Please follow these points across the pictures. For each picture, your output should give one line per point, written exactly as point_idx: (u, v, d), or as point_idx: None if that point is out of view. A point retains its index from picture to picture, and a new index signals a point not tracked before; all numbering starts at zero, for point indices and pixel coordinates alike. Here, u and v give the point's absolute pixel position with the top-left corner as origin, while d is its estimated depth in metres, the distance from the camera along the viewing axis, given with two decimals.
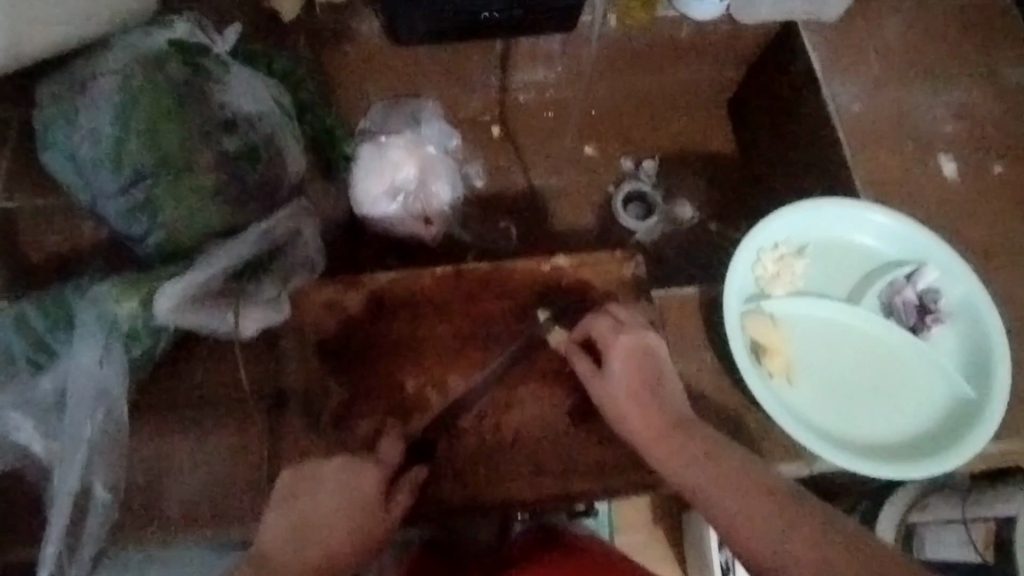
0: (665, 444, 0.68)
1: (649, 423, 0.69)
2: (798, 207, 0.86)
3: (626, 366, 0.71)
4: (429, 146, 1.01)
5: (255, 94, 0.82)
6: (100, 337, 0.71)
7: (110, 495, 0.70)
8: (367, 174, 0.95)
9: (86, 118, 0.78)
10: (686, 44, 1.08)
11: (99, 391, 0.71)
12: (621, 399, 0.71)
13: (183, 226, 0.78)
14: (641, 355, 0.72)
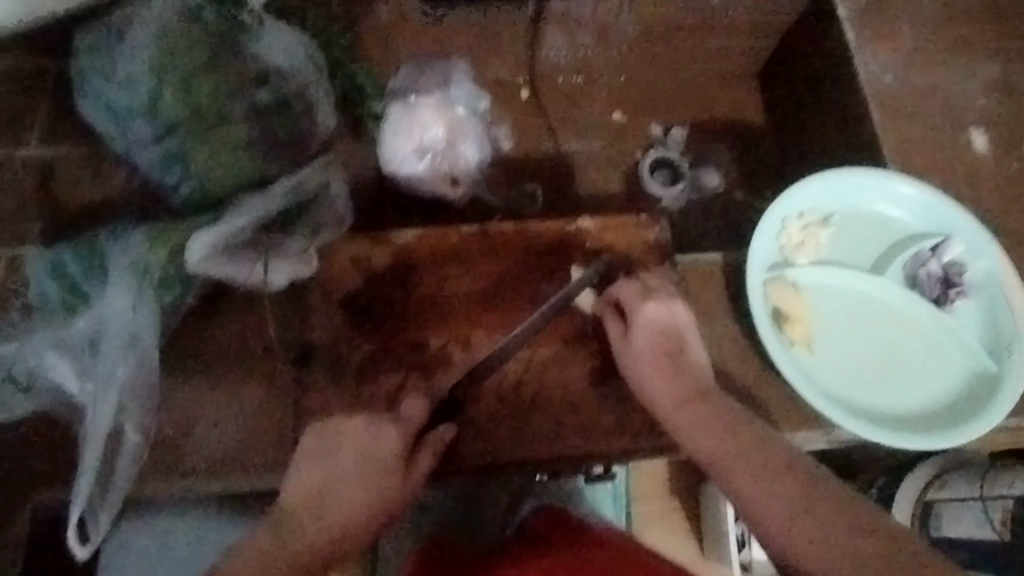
0: (686, 410, 0.67)
1: (672, 387, 0.69)
2: (825, 176, 0.86)
3: (654, 332, 0.71)
4: (457, 107, 1.01)
5: (287, 48, 0.83)
6: (132, 284, 0.72)
7: (140, 437, 0.71)
8: (395, 132, 0.96)
9: (122, 65, 0.78)
10: (718, 11, 1.07)
11: (130, 336, 0.71)
12: (647, 366, 0.70)
13: (215, 177, 0.79)
14: (669, 323, 0.72)
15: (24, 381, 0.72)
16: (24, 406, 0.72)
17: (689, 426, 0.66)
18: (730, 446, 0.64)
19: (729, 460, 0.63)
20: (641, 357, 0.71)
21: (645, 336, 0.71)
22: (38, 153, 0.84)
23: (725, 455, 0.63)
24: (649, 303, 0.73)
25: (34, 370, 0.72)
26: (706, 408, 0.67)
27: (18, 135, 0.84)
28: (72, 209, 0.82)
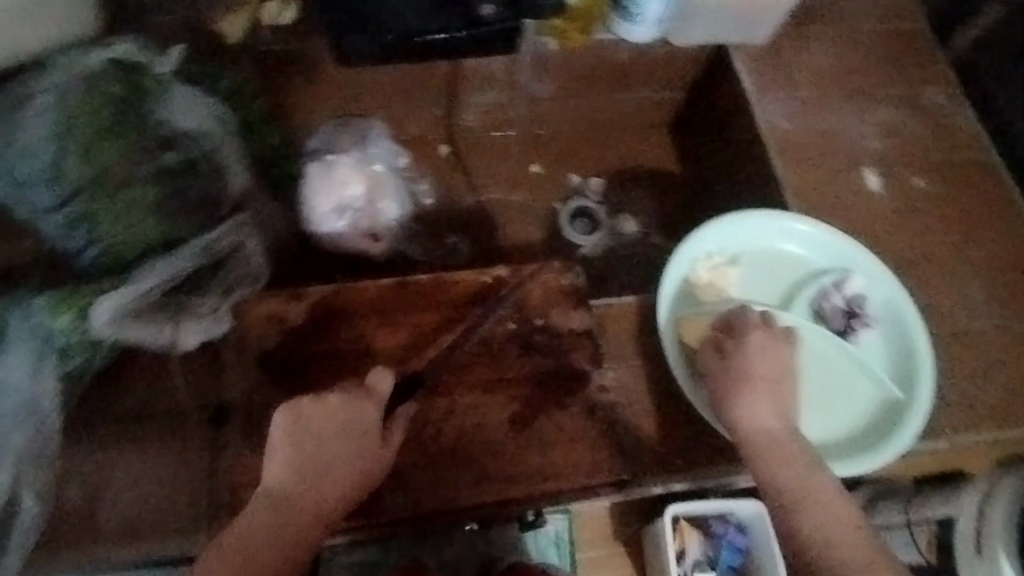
0: (786, 459, 0.68)
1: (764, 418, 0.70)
2: (728, 219, 0.90)
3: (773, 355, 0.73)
4: (376, 164, 1.02)
5: (193, 109, 0.82)
6: (33, 349, 0.72)
7: (38, 506, 0.70)
8: (315, 191, 0.97)
9: (23, 134, 0.77)
10: (623, 65, 1.12)
11: (31, 403, 0.72)
12: (747, 387, 0.72)
13: (120, 241, 0.77)
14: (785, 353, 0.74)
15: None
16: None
17: (768, 460, 0.68)
18: (798, 483, 0.66)
19: (798, 495, 0.66)
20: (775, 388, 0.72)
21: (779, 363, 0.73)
22: None
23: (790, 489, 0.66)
24: (764, 334, 0.75)
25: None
26: (780, 450, 0.69)
27: None
28: None
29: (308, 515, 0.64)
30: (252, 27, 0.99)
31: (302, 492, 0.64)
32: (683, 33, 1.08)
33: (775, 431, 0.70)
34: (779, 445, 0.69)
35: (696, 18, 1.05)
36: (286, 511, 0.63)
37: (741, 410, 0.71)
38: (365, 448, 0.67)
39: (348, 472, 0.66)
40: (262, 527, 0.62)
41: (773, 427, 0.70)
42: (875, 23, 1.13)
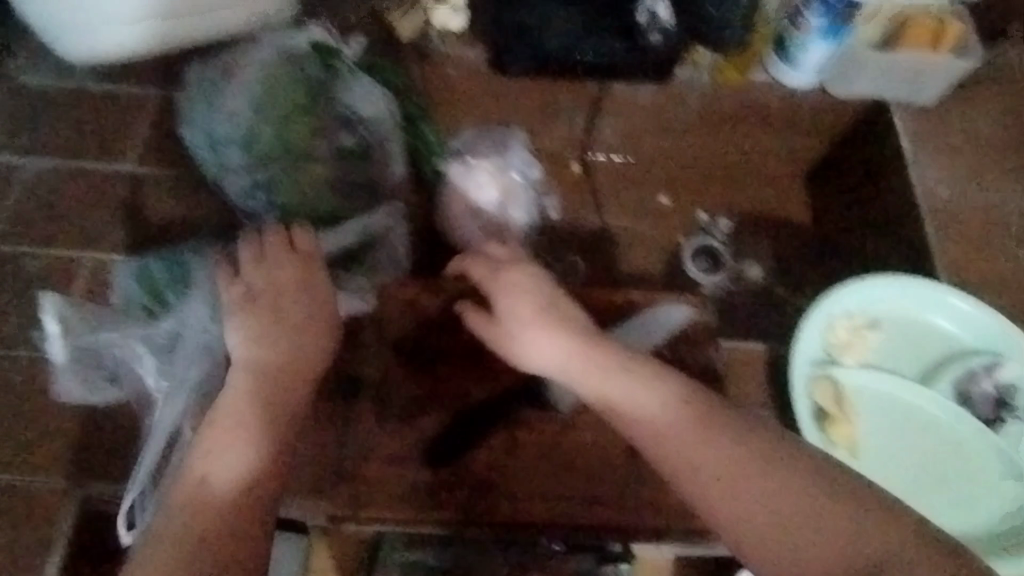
0: (674, 431, 0.63)
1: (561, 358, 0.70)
2: (875, 280, 0.87)
3: (526, 293, 0.72)
4: (513, 173, 1.02)
5: (374, 97, 0.85)
6: (206, 288, 0.77)
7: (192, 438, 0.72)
8: (451, 193, 0.98)
9: (227, 99, 0.82)
10: (774, 111, 1.09)
11: (203, 344, 0.75)
12: (534, 330, 0.71)
13: (296, 207, 0.81)
14: (554, 306, 0.72)
15: (118, 366, 0.80)
16: (114, 393, 0.80)
17: (642, 421, 0.64)
18: (693, 456, 0.61)
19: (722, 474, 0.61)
20: (530, 328, 0.71)
21: (522, 321, 0.72)
22: (131, 168, 0.92)
23: (712, 474, 0.61)
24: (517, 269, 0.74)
25: (123, 359, 0.79)
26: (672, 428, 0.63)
27: (115, 151, 0.93)
28: (158, 224, 0.90)
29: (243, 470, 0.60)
30: (422, 26, 1.02)
31: (238, 450, 0.61)
32: (843, 85, 1.05)
33: (617, 393, 0.66)
34: (667, 425, 0.63)
35: (860, 70, 1.02)
36: (223, 477, 0.59)
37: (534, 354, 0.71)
38: (279, 397, 0.65)
39: (273, 415, 0.63)
40: (220, 502, 0.58)
41: (643, 407, 0.65)
42: None
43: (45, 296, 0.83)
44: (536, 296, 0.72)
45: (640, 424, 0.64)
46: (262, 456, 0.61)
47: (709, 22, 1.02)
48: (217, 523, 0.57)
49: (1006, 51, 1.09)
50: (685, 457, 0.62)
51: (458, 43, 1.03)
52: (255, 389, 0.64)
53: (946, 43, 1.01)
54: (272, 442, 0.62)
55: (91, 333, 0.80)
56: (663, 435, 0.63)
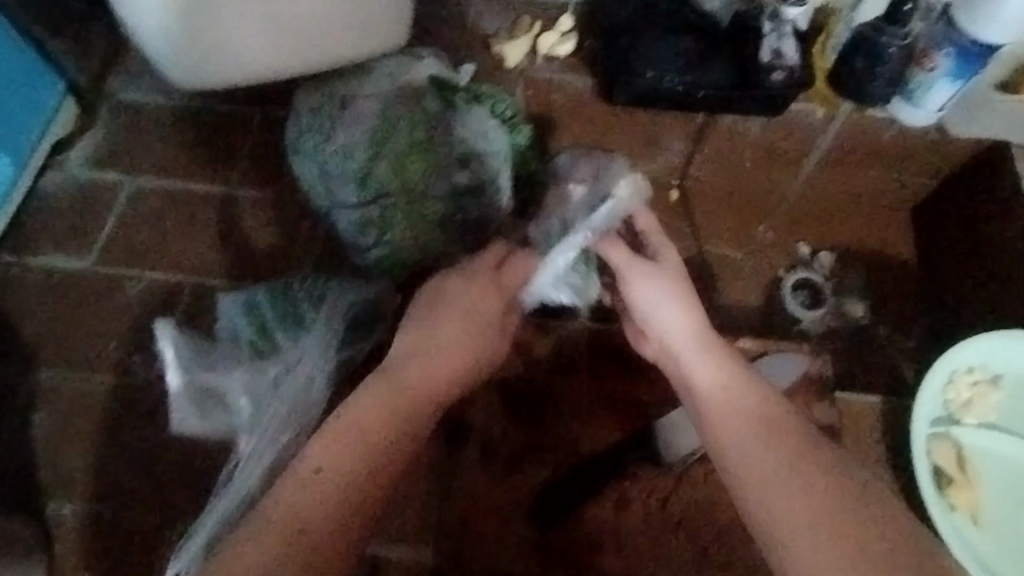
0: (775, 468, 0.61)
1: (682, 330, 0.71)
2: (1000, 335, 0.84)
3: (675, 268, 0.74)
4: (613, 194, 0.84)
5: (490, 133, 0.82)
6: (328, 332, 0.78)
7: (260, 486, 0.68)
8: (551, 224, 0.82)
9: (342, 132, 0.80)
10: (887, 146, 1.04)
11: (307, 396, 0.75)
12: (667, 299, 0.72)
13: (406, 248, 0.81)
14: (693, 297, 0.72)
15: (222, 404, 0.78)
16: (214, 425, 0.79)
17: (745, 452, 0.63)
18: (767, 475, 0.61)
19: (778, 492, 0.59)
20: (656, 291, 0.73)
21: (649, 284, 0.73)
22: (234, 191, 0.93)
23: (777, 494, 0.59)
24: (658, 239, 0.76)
25: (229, 397, 0.78)
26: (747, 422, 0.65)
27: (219, 172, 0.94)
28: (261, 250, 0.91)
29: (350, 477, 0.60)
30: (530, 54, 1.02)
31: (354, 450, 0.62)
32: (964, 126, 1.01)
33: (737, 407, 0.66)
34: (758, 460, 0.62)
35: (983, 112, 1.00)
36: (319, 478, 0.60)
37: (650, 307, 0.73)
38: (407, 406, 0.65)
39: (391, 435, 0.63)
40: (312, 500, 0.58)
41: (741, 435, 0.64)
42: None
43: (163, 328, 0.80)
44: (681, 280, 0.73)
45: (744, 437, 0.64)
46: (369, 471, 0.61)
47: (854, 74, 0.96)
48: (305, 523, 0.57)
49: None
50: (753, 467, 0.62)
51: (564, 72, 1.02)
52: (388, 393, 0.65)
53: None
54: (377, 471, 0.61)
55: (205, 369, 0.78)
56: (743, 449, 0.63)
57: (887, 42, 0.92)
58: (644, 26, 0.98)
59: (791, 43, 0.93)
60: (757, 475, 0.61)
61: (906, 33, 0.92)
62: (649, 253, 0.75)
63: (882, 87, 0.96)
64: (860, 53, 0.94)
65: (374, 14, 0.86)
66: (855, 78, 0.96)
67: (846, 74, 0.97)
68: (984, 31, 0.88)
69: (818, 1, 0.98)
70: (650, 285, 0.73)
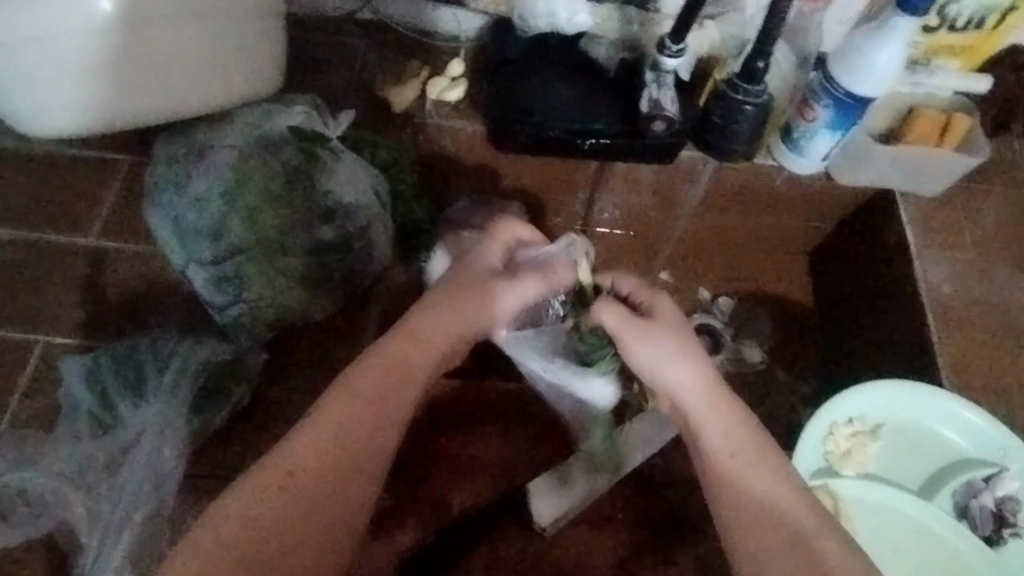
0: (794, 517, 0.57)
1: (694, 390, 0.65)
2: (882, 385, 0.84)
3: (676, 326, 0.69)
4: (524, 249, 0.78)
5: (358, 183, 0.81)
6: (173, 406, 0.73)
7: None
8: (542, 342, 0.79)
9: (196, 185, 0.78)
10: (777, 193, 1.04)
11: (152, 477, 0.71)
12: (668, 356, 0.67)
13: (264, 305, 0.78)
14: (699, 354, 0.67)
15: (34, 503, 0.71)
16: (25, 529, 0.71)
17: (749, 534, 0.57)
18: (792, 528, 0.56)
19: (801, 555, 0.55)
20: (660, 347, 0.67)
21: (652, 339, 0.68)
22: (94, 244, 0.87)
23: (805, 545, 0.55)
24: (657, 297, 0.71)
25: (46, 496, 0.71)
26: (750, 497, 0.59)
27: (76, 223, 0.88)
28: (118, 302, 0.85)
29: (314, 501, 0.54)
30: (418, 98, 0.99)
31: (333, 464, 0.56)
32: (849, 174, 1.01)
33: (759, 470, 0.60)
34: (775, 506, 0.58)
35: (868, 159, 0.99)
36: (291, 488, 0.54)
37: (653, 369, 0.67)
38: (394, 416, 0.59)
39: (370, 454, 0.57)
40: (279, 507, 0.53)
41: (764, 483, 0.59)
42: None
43: None
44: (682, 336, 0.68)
45: (748, 515, 0.58)
46: (355, 492, 0.56)
47: (713, 130, 0.81)
48: (276, 537, 0.52)
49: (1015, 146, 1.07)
50: (778, 526, 0.57)
51: (453, 117, 0.98)
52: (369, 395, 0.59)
53: (953, 137, 0.97)
54: (354, 484, 0.56)
55: (14, 470, 0.72)
56: (767, 505, 0.58)
57: (743, 98, 0.78)
58: (538, 72, 0.96)
59: (671, 93, 0.89)
60: (772, 536, 0.56)
61: (763, 88, 0.78)
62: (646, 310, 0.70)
63: (746, 141, 0.81)
64: (715, 107, 0.79)
65: (229, 51, 0.86)
66: (717, 132, 0.82)
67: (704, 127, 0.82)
68: (860, 84, 0.87)
69: (705, 49, 0.94)
70: (651, 341, 0.68)
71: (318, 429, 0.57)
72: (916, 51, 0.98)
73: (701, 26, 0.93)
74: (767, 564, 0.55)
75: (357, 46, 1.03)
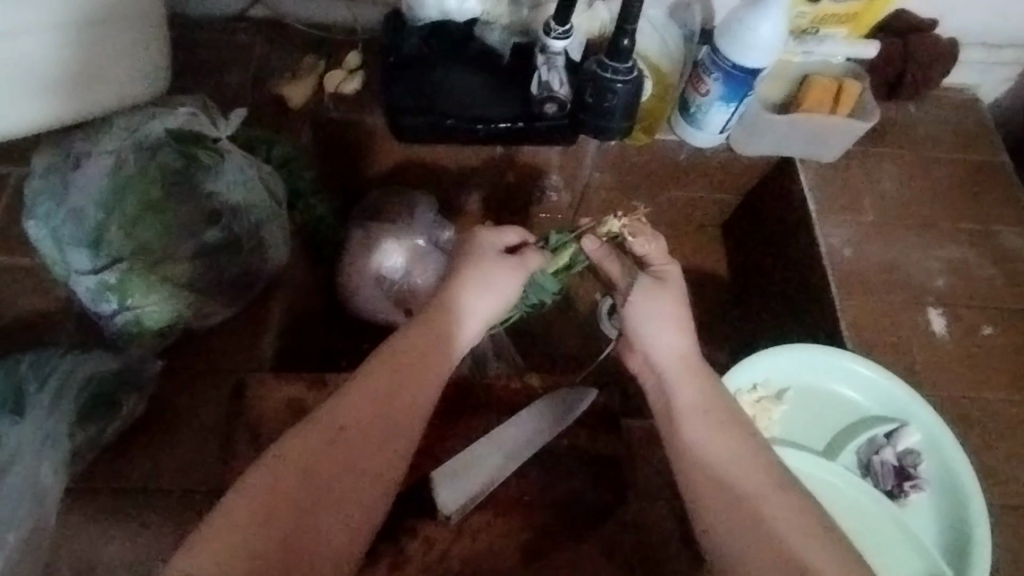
0: (756, 484, 0.60)
1: (672, 353, 0.70)
2: (783, 349, 0.86)
3: (672, 296, 0.72)
4: (392, 260, 0.92)
5: (247, 183, 0.83)
6: (57, 425, 0.72)
7: None
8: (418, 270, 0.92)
9: (73, 195, 0.78)
10: (683, 168, 1.05)
11: (36, 493, 0.70)
12: (643, 318, 0.71)
13: (151, 313, 0.78)
14: (688, 323, 0.71)
15: None
16: None
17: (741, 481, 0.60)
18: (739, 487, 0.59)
19: (746, 511, 0.58)
20: (659, 312, 0.71)
21: (650, 301, 0.72)
22: None
23: (751, 502, 0.58)
24: (669, 268, 0.75)
25: None
26: (757, 460, 0.62)
27: None
28: (6, 323, 0.82)
29: (323, 474, 0.57)
30: (315, 92, 0.97)
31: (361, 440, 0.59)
32: (749, 144, 1.02)
33: (718, 433, 0.63)
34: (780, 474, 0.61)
35: (765, 129, 1.00)
36: (318, 460, 0.57)
37: (642, 331, 0.71)
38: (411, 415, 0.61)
39: (399, 435, 0.60)
40: (305, 480, 0.56)
41: (742, 446, 0.62)
42: (950, 153, 1.08)
43: None
44: (681, 305, 0.72)
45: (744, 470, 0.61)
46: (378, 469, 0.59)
47: (589, 109, 0.85)
48: (304, 507, 0.55)
49: (907, 108, 1.10)
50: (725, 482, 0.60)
51: (351, 110, 0.96)
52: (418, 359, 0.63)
53: (847, 101, 0.98)
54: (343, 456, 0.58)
55: None
56: (767, 467, 0.61)
57: (612, 77, 0.82)
58: (438, 58, 0.94)
59: (561, 75, 0.89)
60: (749, 493, 0.59)
61: (632, 66, 0.82)
62: (658, 273, 0.74)
63: (622, 118, 0.86)
64: (587, 87, 0.84)
65: (101, 55, 0.82)
66: (593, 112, 0.86)
67: (584, 112, 0.86)
68: (743, 56, 0.88)
69: (596, 30, 0.94)
70: (648, 305, 0.72)
71: (358, 406, 0.60)
72: (804, 21, 0.99)
73: (592, 5, 0.93)
74: (750, 518, 0.57)
75: (251, 43, 1.01)
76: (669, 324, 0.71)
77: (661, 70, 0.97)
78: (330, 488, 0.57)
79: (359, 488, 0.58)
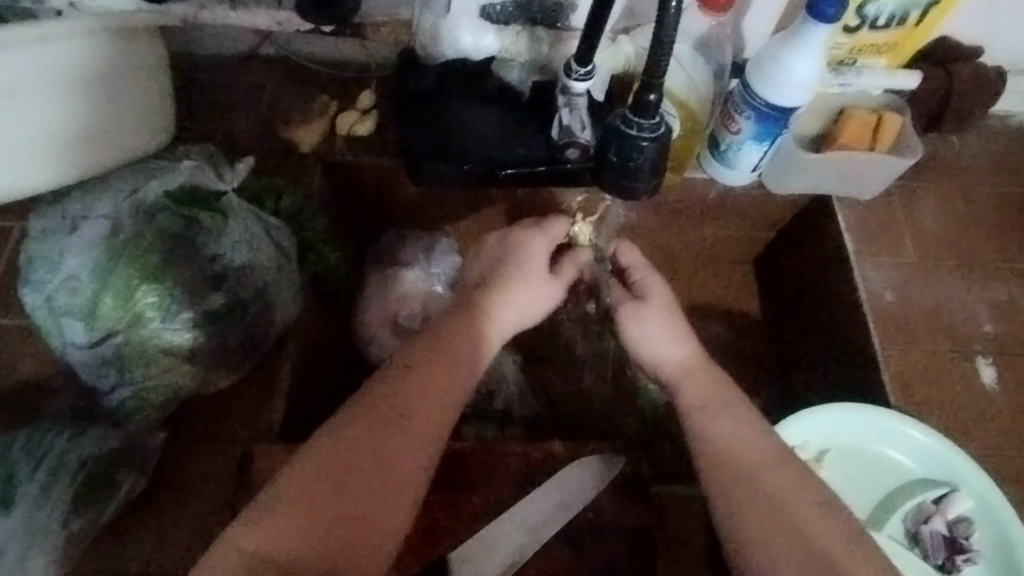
0: (758, 468, 0.58)
1: (673, 361, 0.68)
2: (829, 408, 0.80)
3: (663, 298, 0.71)
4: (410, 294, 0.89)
5: (253, 243, 0.79)
6: (49, 515, 0.70)
7: None
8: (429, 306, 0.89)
9: (70, 263, 0.75)
10: (712, 206, 0.99)
11: None
12: (632, 327, 0.70)
13: (152, 387, 0.75)
14: (684, 328, 0.70)
15: None
16: None
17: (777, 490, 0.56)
18: (737, 460, 0.59)
19: (781, 522, 0.54)
20: (649, 325, 0.69)
21: (639, 318, 0.70)
22: None
23: (753, 483, 0.57)
24: (649, 273, 0.74)
25: None
26: (784, 464, 0.59)
27: None
28: (7, 390, 0.79)
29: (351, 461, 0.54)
30: (327, 136, 0.93)
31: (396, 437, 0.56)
32: (782, 182, 0.96)
33: (726, 423, 0.61)
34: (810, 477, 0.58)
35: (799, 169, 0.94)
36: (365, 448, 0.55)
37: (638, 342, 0.69)
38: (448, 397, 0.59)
39: (421, 422, 0.57)
40: (334, 475, 0.53)
41: (754, 442, 0.60)
42: (996, 186, 1.02)
43: None
44: (672, 313, 0.70)
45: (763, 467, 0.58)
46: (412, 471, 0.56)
47: (611, 168, 0.80)
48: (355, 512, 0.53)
49: (949, 139, 1.04)
50: (724, 460, 0.59)
51: (364, 154, 0.92)
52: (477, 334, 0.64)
53: (886, 138, 0.92)
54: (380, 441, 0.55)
55: None
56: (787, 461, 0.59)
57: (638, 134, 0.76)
58: (453, 98, 0.89)
59: (583, 118, 0.85)
60: (780, 496, 0.56)
61: (658, 122, 0.76)
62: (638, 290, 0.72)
63: (649, 176, 0.79)
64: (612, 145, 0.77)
65: (101, 114, 0.79)
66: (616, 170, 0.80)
67: (604, 167, 0.80)
68: (779, 96, 0.83)
69: (621, 66, 0.89)
70: (630, 315, 0.70)
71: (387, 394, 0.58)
72: (841, 53, 0.94)
73: (614, 41, 0.89)
74: (783, 523, 0.54)
75: (259, 84, 0.97)
76: (664, 329, 0.69)
77: (689, 107, 0.92)
78: (372, 479, 0.54)
79: (400, 474, 0.55)
